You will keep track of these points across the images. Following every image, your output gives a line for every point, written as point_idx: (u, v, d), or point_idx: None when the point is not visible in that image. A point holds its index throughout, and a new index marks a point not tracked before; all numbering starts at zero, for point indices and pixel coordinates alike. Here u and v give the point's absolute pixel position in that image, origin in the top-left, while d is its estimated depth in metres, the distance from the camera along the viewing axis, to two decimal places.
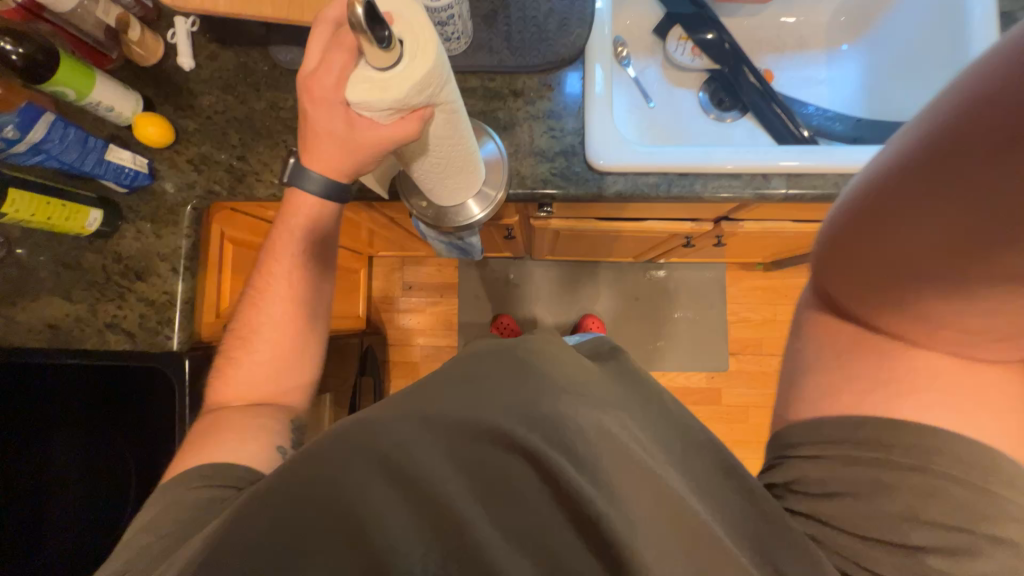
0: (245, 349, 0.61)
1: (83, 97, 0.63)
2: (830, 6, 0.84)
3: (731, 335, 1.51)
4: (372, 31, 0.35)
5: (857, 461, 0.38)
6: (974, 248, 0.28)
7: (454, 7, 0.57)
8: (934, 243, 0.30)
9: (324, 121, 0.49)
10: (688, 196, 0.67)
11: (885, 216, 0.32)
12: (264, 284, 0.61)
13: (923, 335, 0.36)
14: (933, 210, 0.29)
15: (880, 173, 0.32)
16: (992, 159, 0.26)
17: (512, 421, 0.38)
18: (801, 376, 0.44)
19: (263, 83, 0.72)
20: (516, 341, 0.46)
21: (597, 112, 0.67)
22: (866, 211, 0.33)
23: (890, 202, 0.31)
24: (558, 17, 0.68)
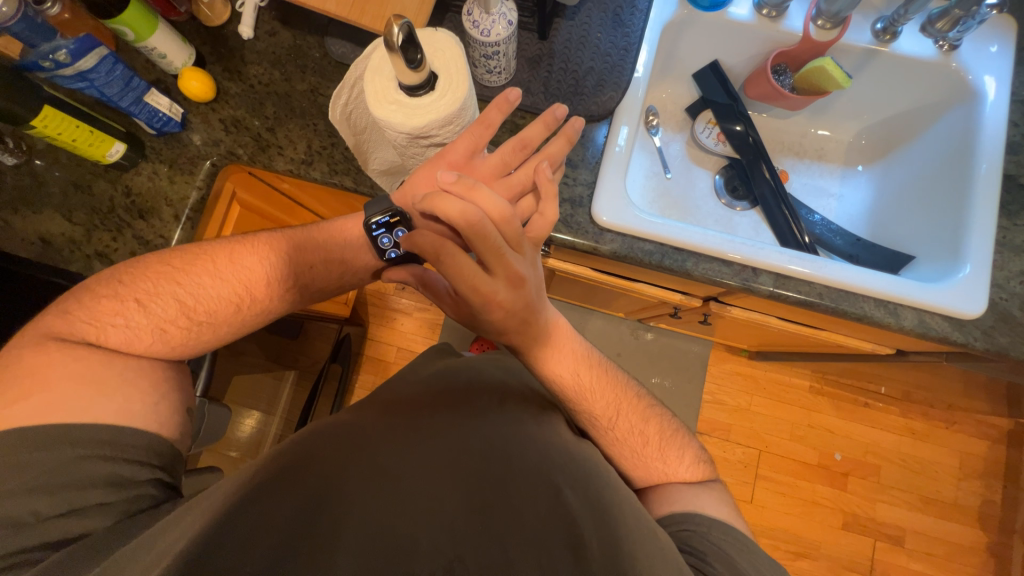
0: (147, 296, 0.59)
1: (140, 40, 0.67)
2: (855, 127, 0.88)
3: (703, 414, 1.51)
4: (405, 52, 0.43)
5: (701, 543, 0.56)
6: (635, 402, 0.69)
7: (501, 45, 0.61)
8: (614, 399, 0.68)
9: (426, 180, 0.61)
10: (678, 270, 0.69)
11: (603, 371, 0.69)
12: (219, 256, 0.63)
13: (677, 453, 0.67)
14: (614, 373, 0.70)
15: (611, 364, 0.71)
16: (604, 365, 0.70)
17: (500, 445, 0.61)
18: (686, 502, 0.62)
19: (311, 68, 0.76)
20: (497, 420, 0.65)
21: (612, 169, 0.70)
22: (608, 374, 0.69)
23: (605, 372, 0.69)
24: (596, 77, 0.72)
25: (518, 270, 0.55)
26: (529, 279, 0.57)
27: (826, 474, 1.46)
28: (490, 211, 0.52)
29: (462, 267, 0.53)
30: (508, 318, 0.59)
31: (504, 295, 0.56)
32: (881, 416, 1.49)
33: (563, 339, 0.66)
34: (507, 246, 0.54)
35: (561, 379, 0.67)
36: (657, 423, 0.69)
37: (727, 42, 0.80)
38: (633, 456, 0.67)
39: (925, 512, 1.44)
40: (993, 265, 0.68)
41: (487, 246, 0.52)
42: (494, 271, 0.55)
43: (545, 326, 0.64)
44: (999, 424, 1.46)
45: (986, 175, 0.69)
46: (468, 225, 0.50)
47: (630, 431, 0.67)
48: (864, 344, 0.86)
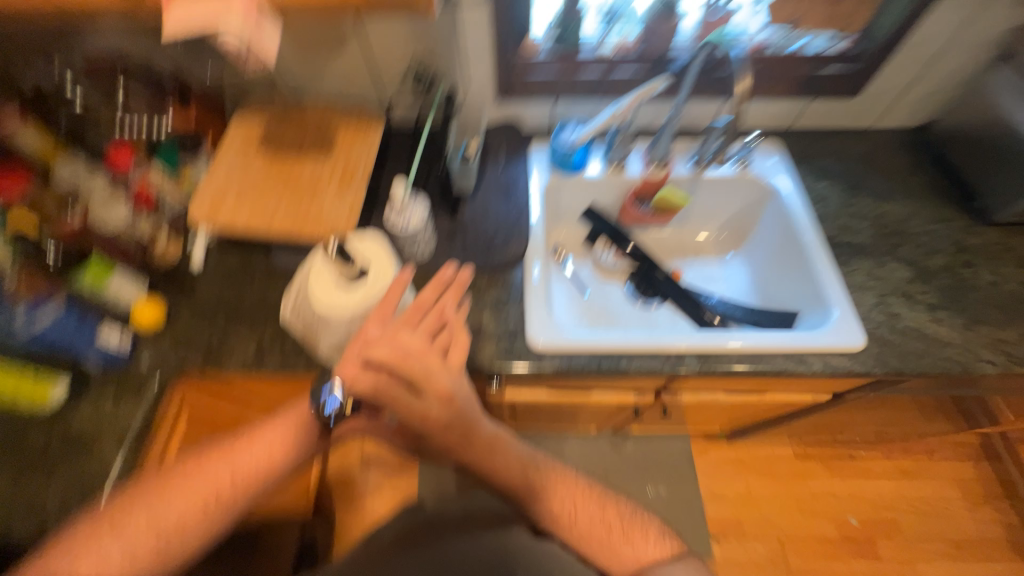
0: (119, 516, 0.57)
1: (97, 287, 0.75)
2: (715, 224, 1.07)
3: (709, 515, 1.44)
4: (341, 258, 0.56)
5: None
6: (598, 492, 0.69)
7: (421, 229, 0.76)
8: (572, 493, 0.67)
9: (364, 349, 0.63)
10: (614, 370, 0.77)
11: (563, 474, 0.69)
12: (199, 462, 0.60)
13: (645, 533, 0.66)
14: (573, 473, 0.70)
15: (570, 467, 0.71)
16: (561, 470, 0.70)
17: None
18: None
19: (258, 277, 0.86)
20: None
21: (535, 301, 0.81)
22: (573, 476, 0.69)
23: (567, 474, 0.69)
24: (502, 233, 0.88)
25: (444, 385, 0.58)
26: (459, 392, 0.59)
27: (852, 546, 1.39)
28: (412, 345, 0.57)
29: (397, 395, 0.57)
30: (450, 431, 0.60)
31: (436, 411, 0.58)
32: (870, 463, 1.50)
33: (506, 451, 0.65)
34: (433, 369, 0.57)
35: (514, 485, 0.65)
36: (614, 507, 0.68)
37: (595, 190, 1.01)
38: (604, 552, 0.64)
39: (959, 559, 1.36)
40: (854, 303, 0.81)
41: (412, 373, 0.57)
42: (423, 392, 0.57)
43: (489, 440, 0.64)
44: (970, 440, 1.51)
45: (815, 243, 0.87)
46: (395, 360, 0.56)
47: (592, 525, 0.65)
48: (804, 395, 0.94)
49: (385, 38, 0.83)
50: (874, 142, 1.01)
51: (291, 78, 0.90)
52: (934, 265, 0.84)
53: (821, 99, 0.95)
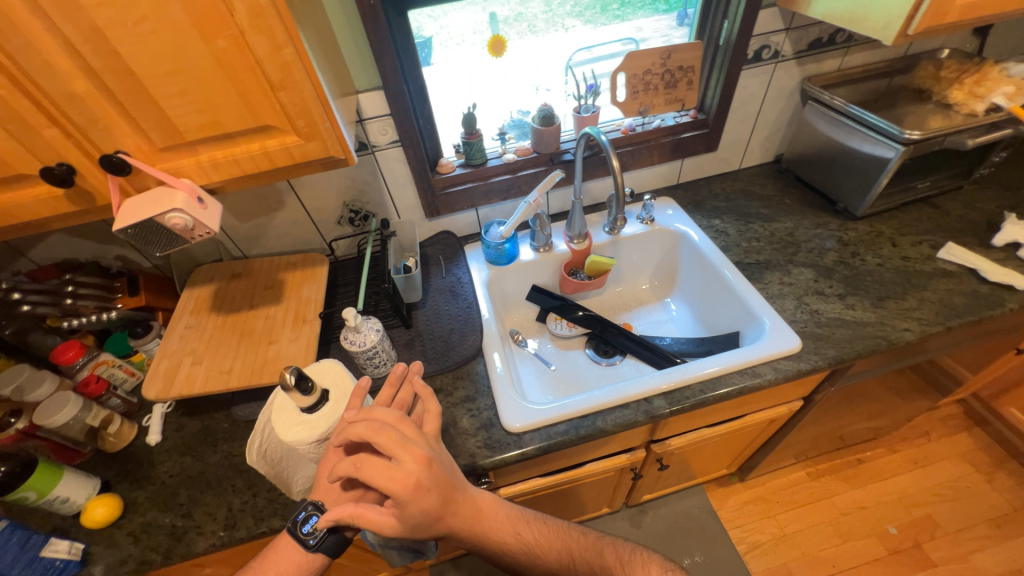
0: None
1: (43, 494, 0.68)
2: (645, 277, 1.19)
3: (755, 571, 1.33)
4: (300, 384, 0.55)
5: None
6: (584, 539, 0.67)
7: (378, 345, 0.80)
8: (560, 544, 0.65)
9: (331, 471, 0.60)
10: (593, 431, 0.78)
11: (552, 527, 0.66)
12: None
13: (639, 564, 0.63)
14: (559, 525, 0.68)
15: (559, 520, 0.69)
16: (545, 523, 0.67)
17: None
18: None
19: (221, 438, 0.83)
20: None
21: (502, 386, 0.83)
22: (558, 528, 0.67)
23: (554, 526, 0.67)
24: (457, 331, 0.93)
25: (421, 448, 0.55)
26: (435, 455, 0.57)
27: (904, 558, 1.30)
28: (387, 417, 0.56)
29: (373, 466, 0.52)
30: (432, 498, 0.54)
31: (417, 477, 0.53)
32: (879, 462, 1.49)
33: (491, 515, 0.62)
34: (409, 435, 0.55)
35: (504, 548, 0.63)
36: (612, 549, 0.65)
37: (533, 272, 1.11)
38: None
39: (1008, 537, 1.31)
40: (778, 310, 0.89)
41: (389, 439, 0.53)
42: (402, 459, 0.53)
43: (473, 503, 0.61)
44: (952, 411, 1.57)
45: (727, 269, 0.98)
46: (371, 432, 0.53)
47: (593, 573, 0.63)
48: (780, 408, 0.97)
49: (316, 192, 0.95)
50: (744, 179, 1.21)
51: (237, 242, 0.98)
52: (830, 261, 0.97)
53: (690, 157, 1.15)
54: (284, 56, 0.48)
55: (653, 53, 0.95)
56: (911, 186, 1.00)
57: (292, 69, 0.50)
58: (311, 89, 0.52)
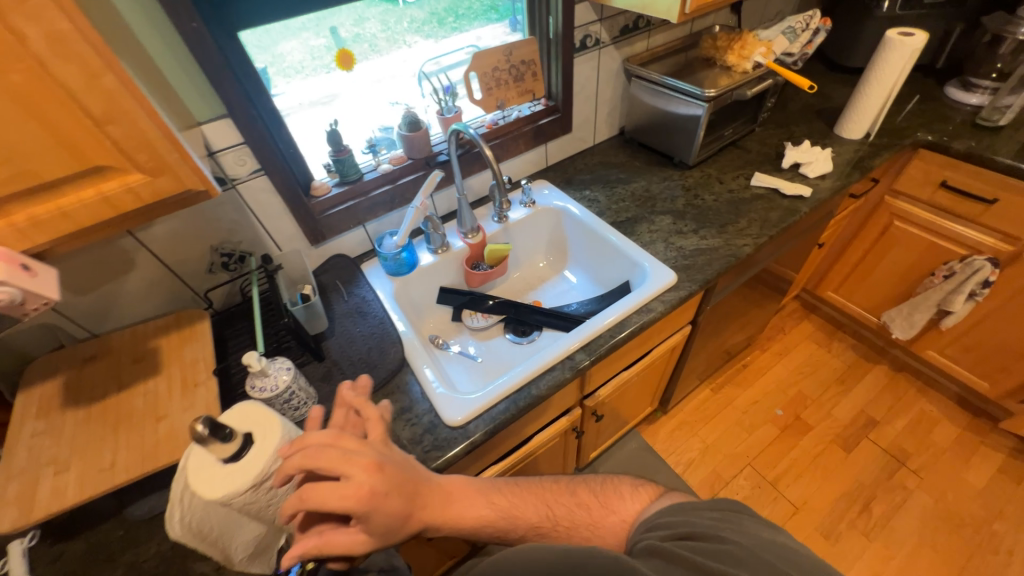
0: None
1: None
2: (541, 255, 1.28)
3: (694, 483, 1.51)
4: (216, 432, 0.50)
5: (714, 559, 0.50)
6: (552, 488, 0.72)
7: (293, 383, 0.74)
8: (528, 501, 0.69)
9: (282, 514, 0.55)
10: (530, 400, 0.82)
11: (522, 489, 0.71)
12: None
13: (608, 495, 0.71)
14: (528, 483, 0.73)
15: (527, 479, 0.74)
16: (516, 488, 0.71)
17: None
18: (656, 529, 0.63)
19: (120, 549, 0.69)
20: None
21: (435, 387, 0.83)
22: (527, 487, 0.72)
23: (524, 486, 0.72)
24: (376, 348, 0.90)
25: (367, 455, 0.52)
26: (384, 459, 0.55)
27: (793, 429, 1.60)
28: (325, 438, 0.52)
29: (321, 490, 0.48)
30: (394, 501, 0.53)
31: (367, 483, 0.51)
32: (758, 362, 1.80)
33: (461, 495, 0.64)
34: (351, 448, 0.52)
35: (478, 521, 0.64)
36: (584, 487, 0.73)
37: (437, 275, 1.12)
38: (591, 529, 0.67)
39: (851, 388, 1.69)
40: (652, 253, 1.04)
41: (328, 459, 0.50)
42: (348, 474, 0.50)
43: (440, 488, 0.62)
44: (794, 307, 1.96)
45: (606, 230, 1.11)
46: (311, 458, 0.50)
47: (563, 513, 0.69)
48: (676, 336, 1.13)
49: (174, 241, 0.84)
50: (600, 151, 1.37)
51: (81, 321, 0.83)
52: (681, 204, 1.15)
53: (551, 141, 1.27)
54: (104, 83, 0.44)
55: (496, 52, 1.03)
56: (720, 134, 1.24)
57: (119, 100, 0.45)
58: (148, 118, 0.47)
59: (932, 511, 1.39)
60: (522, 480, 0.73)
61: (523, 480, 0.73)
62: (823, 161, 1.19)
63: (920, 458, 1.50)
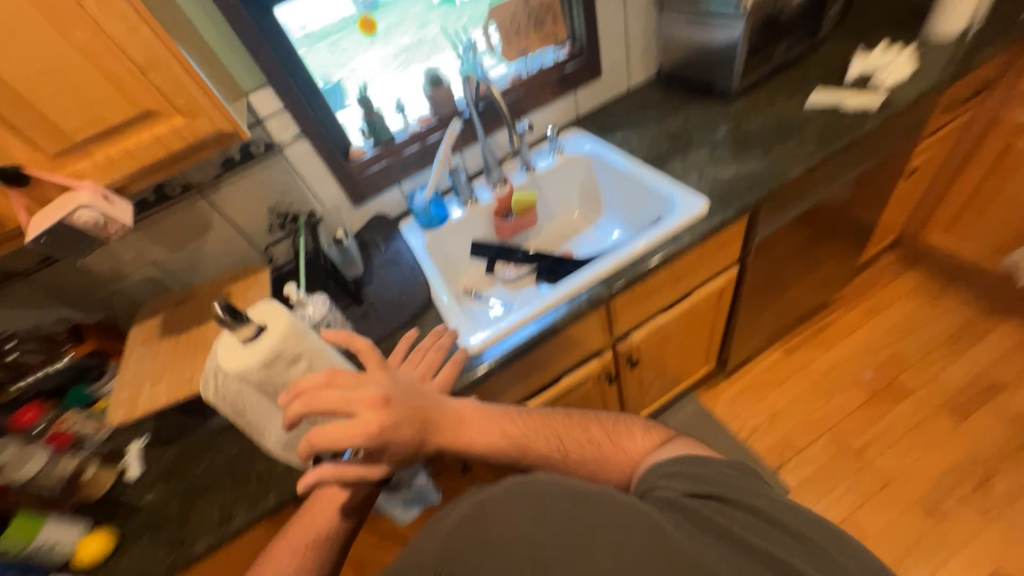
0: None
1: (28, 544, 0.67)
2: (575, 206, 1.25)
3: (759, 449, 1.38)
4: (232, 317, 0.51)
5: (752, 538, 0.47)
6: (566, 421, 0.63)
7: (328, 314, 0.83)
8: (535, 431, 0.61)
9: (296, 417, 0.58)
10: (546, 331, 0.82)
11: (534, 422, 0.63)
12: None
13: (624, 433, 0.62)
14: (540, 416, 0.64)
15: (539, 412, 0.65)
16: (525, 419, 0.63)
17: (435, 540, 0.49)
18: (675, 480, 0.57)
19: (202, 450, 0.84)
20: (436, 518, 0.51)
21: (456, 321, 0.87)
22: (538, 419, 0.63)
23: (534, 419, 0.63)
24: (406, 291, 0.97)
25: (367, 392, 0.52)
26: (391, 395, 0.54)
27: (885, 394, 1.39)
28: (318, 380, 0.51)
29: (323, 431, 0.49)
30: (406, 430, 0.53)
31: (373, 419, 0.50)
32: (842, 320, 1.58)
33: (476, 420, 0.60)
34: (349, 390, 0.51)
35: (483, 448, 0.59)
36: (596, 423, 0.64)
37: (468, 228, 1.16)
38: (600, 465, 0.60)
39: (965, 349, 1.42)
40: (684, 186, 0.97)
41: (326, 400, 0.49)
42: (353, 413, 0.50)
43: (455, 414, 0.60)
44: (891, 258, 1.68)
45: (636, 168, 1.06)
46: (308, 402, 0.49)
47: (573, 446, 0.61)
48: (719, 278, 1.05)
49: (237, 202, 0.98)
50: (635, 96, 1.30)
51: (174, 272, 1.00)
52: (720, 135, 1.06)
53: (581, 88, 1.24)
54: (144, 37, 0.53)
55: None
56: (770, 54, 1.11)
57: (158, 52, 0.55)
58: (181, 67, 0.57)
59: None
60: (533, 413, 0.65)
61: (535, 412, 0.65)
62: (902, 66, 1.01)
63: None
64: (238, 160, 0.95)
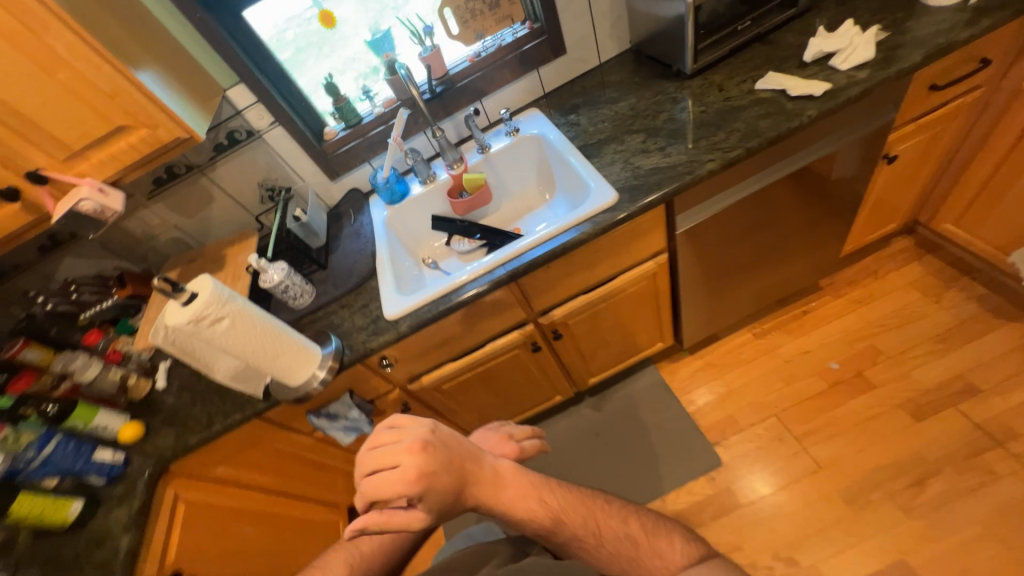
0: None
1: (89, 422, 0.99)
2: (533, 185, 1.31)
3: (705, 424, 1.44)
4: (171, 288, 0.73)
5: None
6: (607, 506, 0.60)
7: (285, 279, 1.03)
8: (568, 508, 0.58)
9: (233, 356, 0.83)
10: (450, 305, 0.96)
11: (576, 498, 0.59)
12: None
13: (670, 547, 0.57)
14: (584, 496, 0.61)
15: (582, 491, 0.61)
16: (564, 491, 0.59)
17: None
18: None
19: (204, 374, 1.11)
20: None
21: (386, 291, 1.04)
22: (582, 499, 0.59)
23: (575, 495, 0.59)
24: (359, 261, 1.14)
25: (416, 437, 0.51)
26: (439, 446, 0.52)
27: (848, 386, 1.36)
28: (381, 437, 0.51)
29: (375, 481, 0.49)
30: (444, 478, 0.51)
31: (414, 470, 0.49)
32: (826, 308, 1.52)
33: (516, 483, 0.56)
34: (411, 443, 0.50)
35: (524, 517, 0.56)
36: (636, 518, 0.60)
37: (427, 204, 1.28)
38: (632, 564, 0.56)
39: (952, 349, 1.33)
40: (606, 174, 1.01)
41: (382, 454, 0.50)
42: (398, 463, 0.49)
43: (492, 472, 0.56)
44: (903, 246, 1.54)
45: (571, 154, 1.10)
46: (372, 453, 0.50)
47: (613, 544, 0.57)
48: (645, 264, 1.10)
49: (231, 179, 1.19)
50: (603, 72, 1.29)
51: (191, 235, 1.26)
52: (660, 121, 1.05)
53: (543, 66, 1.26)
54: (105, 70, 0.72)
55: None
56: (730, 29, 1.05)
57: (117, 81, 0.73)
58: (137, 91, 0.75)
59: (1018, 504, 1.09)
60: (574, 491, 0.60)
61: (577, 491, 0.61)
62: (863, 47, 0.93)
63: None
64: (227, 145, 1.14)
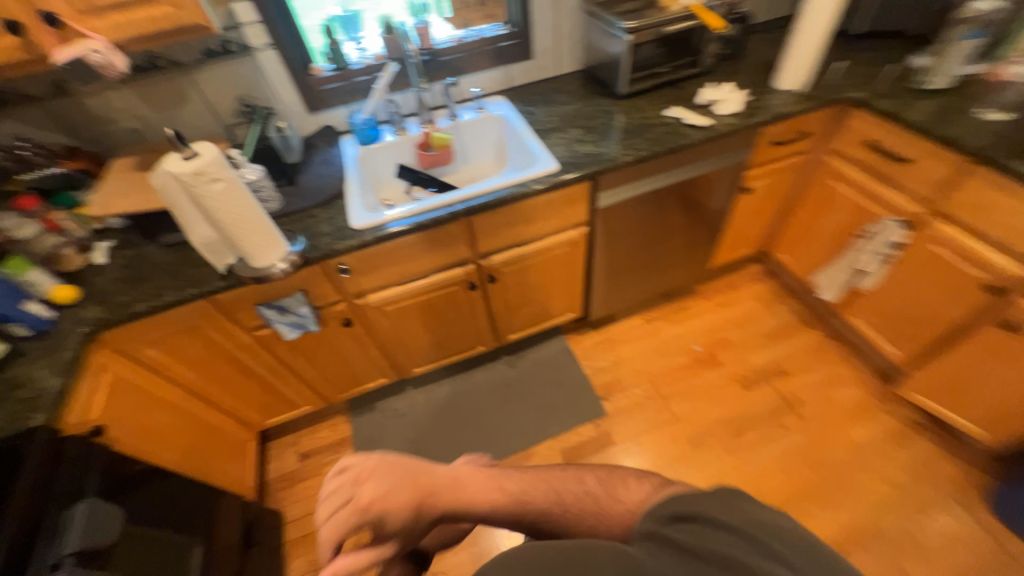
0: None
1: (23, 275, 0.99)
2: (489, 157, 1.55)
3: (597, 383, 1.75)
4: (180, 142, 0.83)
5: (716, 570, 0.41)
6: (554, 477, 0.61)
7: (259, 180, 1.14)
8: (516, 492, 0.61)
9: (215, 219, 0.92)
10: (412, 226, 1.14)
11: (529, 477, 0.62)
12: None
13: (625, 480, 0.57)
14: (536, 474, 0.62)
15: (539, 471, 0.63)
16: (520, 475, 0.63)
17: None
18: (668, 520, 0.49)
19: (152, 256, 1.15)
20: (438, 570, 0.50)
21: (353, 208, 1.18)
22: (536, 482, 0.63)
23: (528, 474, 0.62)
24: (328, 183, 1.28)
25: (352, 470, 0.60)
26: (371, 470, 0.60)
27: (703, 363, 1.76)
28: (327, 478, 0.61)
29: (324, 511, 0.59)
30: (398, 497, 0.58)
31: (363, 497, 0.57)
32: (697, 306, 1.94)
33: (472, 483, 0.61)
34: (344, 479, 0.60)
35: (487, 512, 0.59)
36: (592, 475, 0.60)
37: (395, 152, 1.45)
38: (595, 518, 0.55)
39: (775, 343, 1.79)
40: (551, 152, 1.28)
41: (332, 492, 0.59)
42: (347, 498, 0.58)
43: (447, 478, 0.61)
44: (754, 269, 2.04)
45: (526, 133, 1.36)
46: (323, 501, 0.60)
47: (570, 507, 0.58)
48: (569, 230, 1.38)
49: (212, 85, 1.27)
50: (559, 81, 1.60)
51: (156, 129, 1.29)
52: (596, 123, 1.37)
53: (513, 63, 1.52)
54: None
55: None
56: (654, 70, 1.42)
57: None
58: None
59: (797, 448, 1.53)
60: (527, 475, 0.62)
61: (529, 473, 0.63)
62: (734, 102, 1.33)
63: (811, 408, 1.61)
64: (217, 53, 1.22)
